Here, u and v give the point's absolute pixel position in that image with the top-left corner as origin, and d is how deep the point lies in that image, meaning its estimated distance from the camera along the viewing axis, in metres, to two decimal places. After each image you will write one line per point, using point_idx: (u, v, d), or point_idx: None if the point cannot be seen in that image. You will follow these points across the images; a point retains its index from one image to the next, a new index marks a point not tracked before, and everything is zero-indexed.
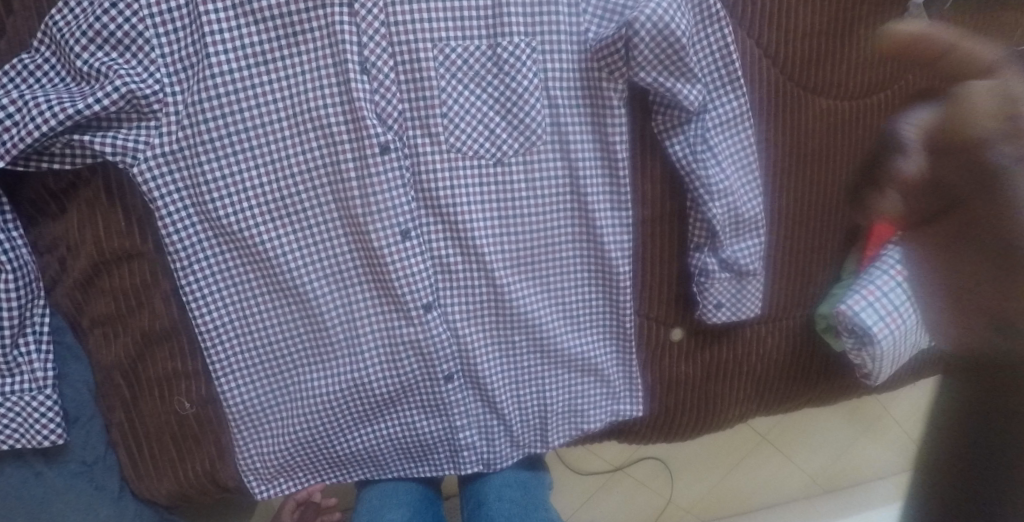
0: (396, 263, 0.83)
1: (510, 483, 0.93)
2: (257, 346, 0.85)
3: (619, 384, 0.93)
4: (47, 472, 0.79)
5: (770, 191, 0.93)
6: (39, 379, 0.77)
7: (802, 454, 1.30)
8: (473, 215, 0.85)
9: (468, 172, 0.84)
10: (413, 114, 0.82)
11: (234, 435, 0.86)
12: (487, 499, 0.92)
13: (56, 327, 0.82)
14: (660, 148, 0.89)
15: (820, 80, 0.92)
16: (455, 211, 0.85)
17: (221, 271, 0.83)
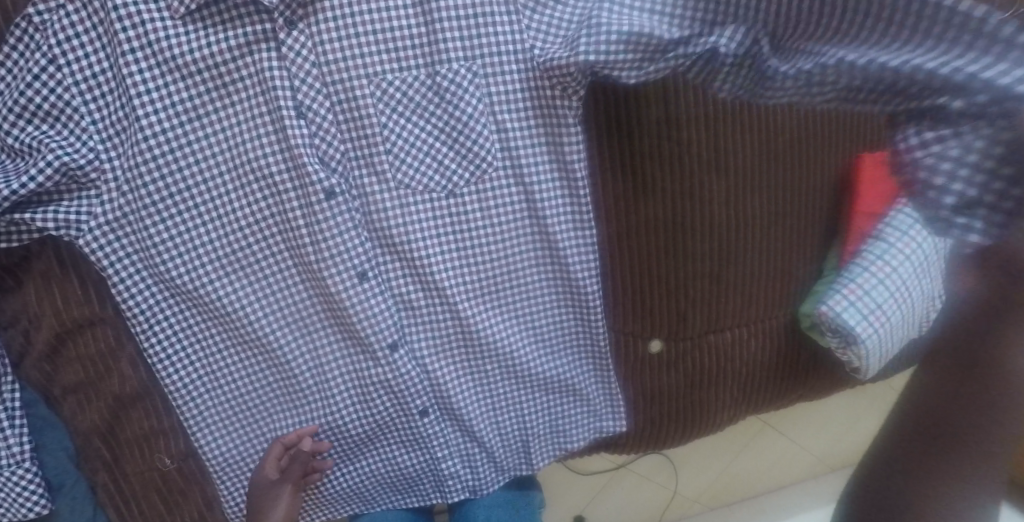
0: (357, 306, 0.82)
1: (500, 503, 0.93)
2: (229, 398, 0.85)
3: (598, 403, 0.91)
4: None
5: (743, 192, 0.88)
6: (16, 453, 0.78)
7: (805, 433, 1.29)
8: (429, 252, 0.83)
9: (422, 208, 0.82)
10: (358, 152, 0.79)
11: (218, 486, 0.87)
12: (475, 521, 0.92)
13: (28, 400, 0.82)
14: (618, 161, 0.85)
15: None
16: (412, 248, 0.82)
17: (183, 329, 0.82)
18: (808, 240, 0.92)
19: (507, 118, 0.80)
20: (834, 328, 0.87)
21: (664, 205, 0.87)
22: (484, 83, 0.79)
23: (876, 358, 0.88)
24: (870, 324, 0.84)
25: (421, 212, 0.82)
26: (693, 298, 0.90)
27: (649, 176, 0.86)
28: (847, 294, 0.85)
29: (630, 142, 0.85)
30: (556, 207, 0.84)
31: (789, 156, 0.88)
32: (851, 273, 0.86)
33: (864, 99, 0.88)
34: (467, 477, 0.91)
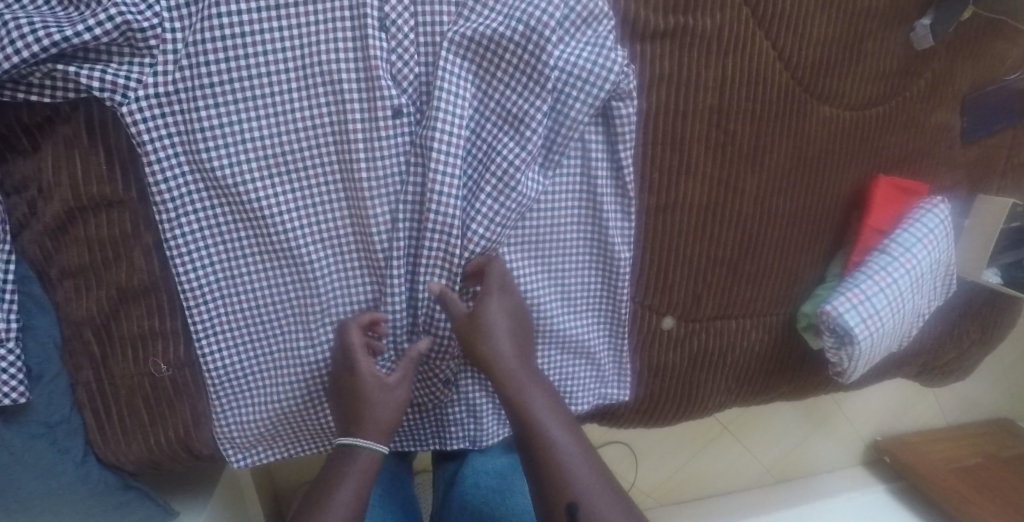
0: (392, 241, 0.78)
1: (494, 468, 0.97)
2: (242, 308, 0.79)
3: (608, 367, 0.92)
4: (4, 432, 0.74)
5: (773, 191, 0.93)
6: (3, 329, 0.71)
7: (752, 443, 1.44)
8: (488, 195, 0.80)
9: (484, 154, 0.81)
10: (429, 79, 0.78)
11: (212, 400, 0.81)
12: (463, 480, 0.96)
13: (22, 276, 0.75)
14: (671, 140, 0.87)
15: (827, 87, 0.93)
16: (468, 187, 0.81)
17: (210, 228, 0.76)
18: (817, 247, 0.98)
19: (607, 68, 0.78)
20: (833, 329, 0.93)
21: (702, 190, 0.90)
22: (574, 36, 0.79)
23: (863, 363, 0.95)
24: (867, 326, 0.91)
25: (485, 154, 0.81)
26: (710, 284, 0.94)
27: (694, 160, 0.89)
28: (850, 298, 0.91)
29: (685, 122, 0.87)
30: (608, 171, 0.85)
31: (813, 163, 0.95)
32: (855, 280, 0.93)
33: (886, 127, 0.96)
34: (469, 430, 0.90)
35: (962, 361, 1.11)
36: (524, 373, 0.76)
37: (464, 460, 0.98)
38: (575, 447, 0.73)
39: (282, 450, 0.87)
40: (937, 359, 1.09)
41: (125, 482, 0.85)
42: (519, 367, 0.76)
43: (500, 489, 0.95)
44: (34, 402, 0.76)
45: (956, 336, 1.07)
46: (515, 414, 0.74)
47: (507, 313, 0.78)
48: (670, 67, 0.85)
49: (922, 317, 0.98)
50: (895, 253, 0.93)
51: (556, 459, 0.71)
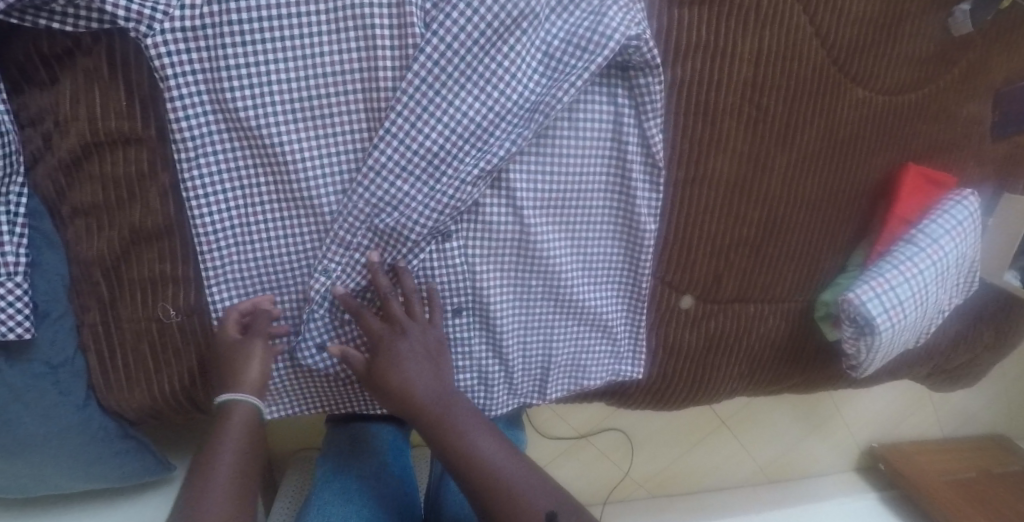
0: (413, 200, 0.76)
1: None
2: (258, 257, 0.77)
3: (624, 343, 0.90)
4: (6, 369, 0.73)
5: (799, 171, 0.92)
6: (11, 264, 0.69)
7: (752, 443, 1.41)
8: (500, 157, 0.76)
9: (503, 105, 0.75)
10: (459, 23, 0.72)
11: (221, 351, 0.79)
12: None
13: (33, 211, 0.74)
14: (703, 111, 0.85)
15: (862, 68, 0.91)
16: (437, 144, 0.75)
17: (229, 172, 0.74)
18: (842, 234, 0.96)
19: (607, 30, 0.74)
20: (853, 318, 0.91)
21: (730, 165, 0.89)
22: (565, 9, 0.76)
23: (880, 355, 0.93)
24: (888, 318, 0.89)
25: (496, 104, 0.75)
26: (732, 265, 0.93)
27: (726, 135, 0.87)
28: (874, 287, 0.90)
29: (717, 95, 0.86)
30: (638, 141, 0.82)
31: (844, 146, 0.93)
32: (879, 269, 0.91)
33: (917, 115, 0.95)
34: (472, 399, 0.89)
35: (970, 368, 1.09)
36: (448, 409, 0.74)
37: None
38: (512, 466, 0.72)
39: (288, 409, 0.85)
40: (950, 362, 1.07)
41: (127, 432, 0.85)
42: (441, 404, 0.74)
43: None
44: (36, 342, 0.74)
45: (970, 339, 1.05)
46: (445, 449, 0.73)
47: (415, 349, 0.74)
48: (705, 36, 0.84)
49: (942, 313, 0.96)
50: (921, 244, 0.91)
51: (491, 479, 0.71)
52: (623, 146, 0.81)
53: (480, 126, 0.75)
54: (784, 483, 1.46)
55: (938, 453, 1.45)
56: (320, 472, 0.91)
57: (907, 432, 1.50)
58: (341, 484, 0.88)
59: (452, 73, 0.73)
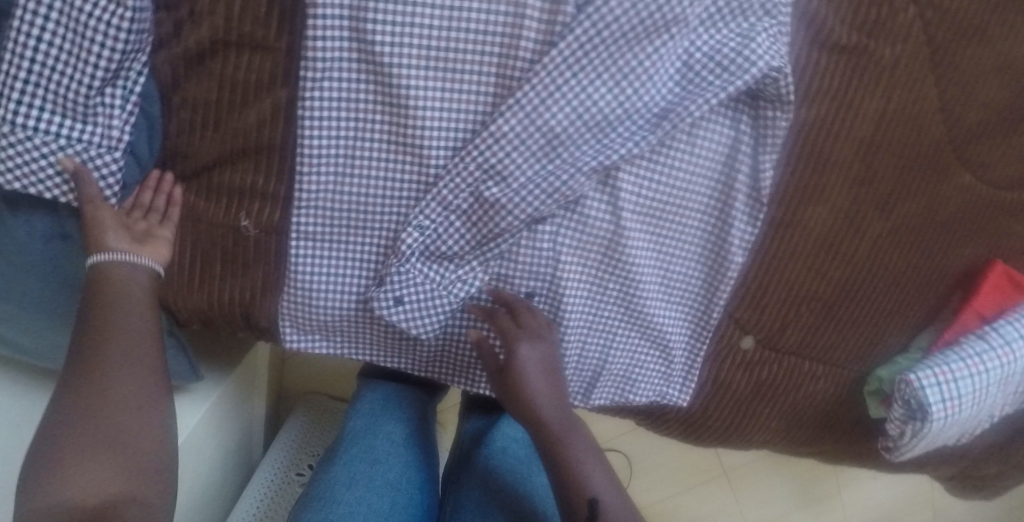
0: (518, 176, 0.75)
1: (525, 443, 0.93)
2: (351, 192, 0.76)
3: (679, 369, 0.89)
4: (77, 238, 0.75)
5: (888, 241, 0.91)
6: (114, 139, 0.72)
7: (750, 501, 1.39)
8: (619, 155, 0.75)
9: (634, 102, 0.73)
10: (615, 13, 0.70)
11: (290, 274, 0.79)
12: (493, 443, 0.92)
13: (145, 94, 0.74)
14: (814, 158, 0.85)
15: (974, 156, 0.91)
16: (562, 126, 0.73)
17: (347, 102, 0.73)
18: (913, 313, 0.95)
19: (752, 55, 0.73)
20: (907, 399, 0.90)
21: (826, 219, 0.88)
22: (721, 21, 0.74)
23: (924, 443, 0.91)
24: (942, 408, 0.87)
25: (629, 101, 0.73)
26: (801, 317, 0.92)
27: (830, 188, 0.87)
28: (937, 374, 0.87)
29: (831, 146, 0.85)
30: (748, 174, 0.81)
31: (938, 229, 0.92)
32: (946, 357, 0.89)
33: (1015, 215, 0.94)
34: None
35: (1000, 480, 1.04)
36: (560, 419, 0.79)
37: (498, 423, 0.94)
38: (606, 490, 0.78)
39: (337, 346, 0.86)
40: (981, 469, 1.03)
41: (168, 329, 0.86)
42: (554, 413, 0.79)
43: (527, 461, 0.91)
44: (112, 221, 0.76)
45: (1010, 455, 1.00)
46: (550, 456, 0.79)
47: (541, 360, 0.79)
48: (837, 85, 0.83)
49: (992, 417, 0.93)
50: (992, 343, 0.89)
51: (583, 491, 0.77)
52: (731, 173, 0.80)
53: (605, 117, 0.73)
54: None
55: None
56: (352, 418, 0.91)
57: None
58: (371, 434, 0.89)
59: (595, 58, 0.71)
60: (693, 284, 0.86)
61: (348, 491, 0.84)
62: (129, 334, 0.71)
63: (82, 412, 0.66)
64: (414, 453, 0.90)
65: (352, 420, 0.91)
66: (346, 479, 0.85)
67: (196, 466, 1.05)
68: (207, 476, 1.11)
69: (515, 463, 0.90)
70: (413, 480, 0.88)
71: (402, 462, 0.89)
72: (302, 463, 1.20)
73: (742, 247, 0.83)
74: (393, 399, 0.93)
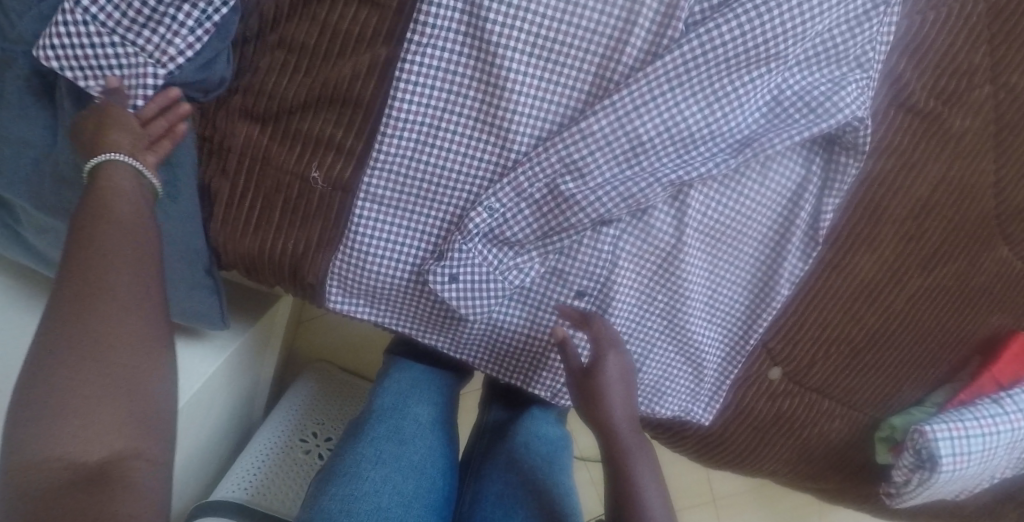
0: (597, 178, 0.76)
1: (543, 438, 0.95)
2: (428, 163, 0.76)
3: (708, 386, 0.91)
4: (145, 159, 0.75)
5: (923, 298, 0.94)
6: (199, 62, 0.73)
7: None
8: (699, 172, 0.76)
9: (721, 126, 0.75)
10: (722, 38, 0.72)
11: (350, 234, 0.79)
12: (515, 437, 0.94)
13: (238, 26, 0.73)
14: (869, 204, 0.88)
15: (1019, 232, 0.94)
16: (649, 135, 0.75)
17: (444, 73, 0.74)
18: (933, 370, 0.98)
19: (839, 103, 0.75)
20: (917, 449, 0.93)
21: (872, 265, 0.90)
22: (817, 64, 0.76)
23: (926, 492, 0.94)
24: (952, 462, 0.90)
25: (717, 124, 0.75)
26: (828, 356, 0.94)
27: (881, 235, 0.89)
28: (951, 429, 0.91)
29: (888, 196, 0.88)
30: (809, 212, 0.83)
31: (971, 294, 0.96)
32: (960, 414, 0.92)
33: None
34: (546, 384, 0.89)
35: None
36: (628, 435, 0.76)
37: (520, 417, 0.98)
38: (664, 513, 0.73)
39: (380, 314, 0.86)
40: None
41: (212, 268, 0.87)
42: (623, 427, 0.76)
43: (546, 457, 0.93)
44: (186, 151, 0.76)
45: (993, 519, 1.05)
46: (612, 466, 0.76)
47: (621, 372, 0.78)
48: (906, 141, 0.86)
49: (992, 479, 0.97)
50: (1007, 408, 0.92)
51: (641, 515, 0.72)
52: (796, 206, 0.82)
53: (690, 134, 0.75)
54: None
55: None
56: (381, 396, 0.95)
57: None
58: (399, 413, 0.92)
59: (694, 77, 0.73)
60: (736, 308, 0.88)
61: (374, 468, 0.84)
62: (123, 255, 0.61)
63: (46, 353, 0.55)
64: (439, 437, 0.93)
65: (381, 399, 0.94)
66: (373, 457, 0.86)
67: (206, 408, 1.05)
68: (213, 421, 1.10)
69: (535, 457, 0.92)
70: (436, 464, 0.90)
71: (427, 446, 0.91)
72: (306, 431, 1.19)
73: (790, 279, 0.85)
74: (423, 380, 0.98)
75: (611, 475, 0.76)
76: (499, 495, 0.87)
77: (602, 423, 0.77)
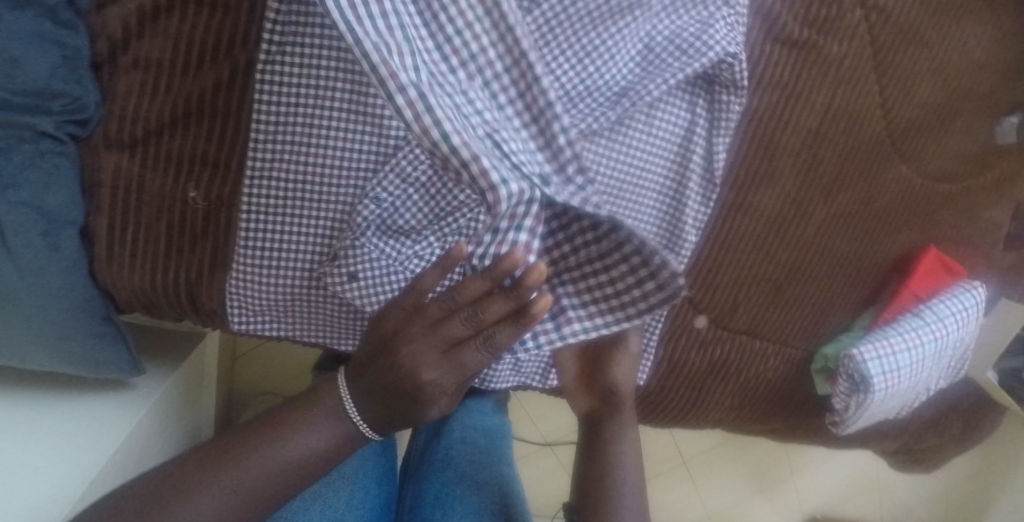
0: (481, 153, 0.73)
1: (477, 427, 0.93)
2: (306, 164, 0.74)
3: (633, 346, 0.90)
4: (7, 204, 0.70)
5: (831, 225, 0.95)
6: (49, 94, 0.69)
7: (706, 486, 1.41)
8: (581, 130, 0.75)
9: (592, 82, 0.76)
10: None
11: (241, 247, 0.77)
12: (450, 434, 0.92)
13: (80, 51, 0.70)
14: (762, 140, 0.88)
15: (911, 148, 0.95)
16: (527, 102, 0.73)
17: (305, 70, 0.71)
18: (854, 294, 0.99)
19: (708, 42, 0.75)
20: (851, 374, 0.94)
21: (775, 199, 0.91)
22: (679, 8, 0.77)
23: (866, 415, 0.95)
24: (882, 380, 0.92)
25: (591, 79, 0.75)
26: (750, 297, 0.94)
27: (780, 169, 0.90)
28: (878, 348, 0.92)
29: (777, 128, 0.88)
30: (702, 155, 0.83)
31: (876, 215, 0.97)
32: (885, 332, 0.94)
33: (945, 204, 0.99)
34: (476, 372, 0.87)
35: (938, 455, 1.10)
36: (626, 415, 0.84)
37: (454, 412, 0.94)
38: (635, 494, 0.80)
39: (289, 325, 0.83)
40: (920, 442, 1.07)
41: (110, 311, 0.82)
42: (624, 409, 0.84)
43: (484, 449, 0.91)
44: (53, 190, 0.72)
45: (942, 427, 1.06)
46: (594, 441, 0.82)
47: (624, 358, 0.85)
48: (787, 73, 0.87)
49: (928, 391, 0.99)
50: (926, 319, 0.95)
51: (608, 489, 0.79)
52: (687, 152, 0.82)
53: (567, 94, 0.75)
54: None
55: None
56: (307, 414, 0.92)
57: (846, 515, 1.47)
58: None
59: (559, 36, 0.74)
60: None
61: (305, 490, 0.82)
62: None
63: None
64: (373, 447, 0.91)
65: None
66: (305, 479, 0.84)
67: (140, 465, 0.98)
68: None
69: (473, 451, 0.91)
70: (371, 475, 0.88)
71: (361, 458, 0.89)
72: None
73: (695, 226, 0.85)
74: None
75: (589, 447, 0.82)
76: (438, 496, 0.86)
77: (603, 397, 0.84)
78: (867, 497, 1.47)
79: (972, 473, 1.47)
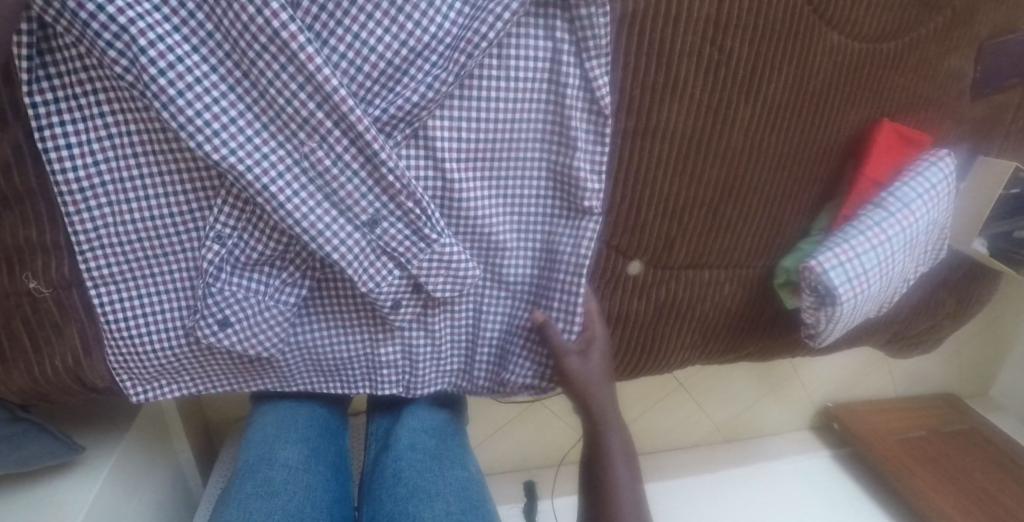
0: (311, 156, 0.66)
1: (426, 430, 0.87)
2: (134, 220, 0.67)
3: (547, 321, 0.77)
4: None
5: (763, 126, 0.83)
6: None
7: (713, 403, 1.34)
8: (413, 102, 0.67)
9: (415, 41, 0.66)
10: None
11: (103, 326, 0.70)
12: (397, 445, 0.85)
13: None
14: (654, 52, 0.76)
15: (838, 12, 0.81)
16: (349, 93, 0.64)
17: (93, 121, 0.64)
18: (807, 194, 0.89)
19: None
20: (814, 287, 0.84)
21: (686, 114, 0.79)
22: None
23: (840, 325, 0.86)
24: (851, 288, 0.82)
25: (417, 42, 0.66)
26: (687, 226, 0.85)
27: (683, 79, 0.78)
28: (839, 254, 0.82)
29: (669, 35, 0.76)
30: (579, 85, 0.72)
31: (814, 101, 0.84)
32: (845, 234, 0.83)
33: (893, 64, 0.85)
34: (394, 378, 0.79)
35: (929, 334, 1.03)
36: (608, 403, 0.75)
37: (398, 418, 0.89)
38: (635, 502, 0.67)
39: (188, 386, 0.77)
40: (912, 330, 1.00)
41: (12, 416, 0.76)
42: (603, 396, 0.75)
43: (435, 455, 0.84)
44: None
45: (931, 308, 0.98)
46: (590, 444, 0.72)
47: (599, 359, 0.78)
48: None
49: (909, 281, 0.90)
50: (891, 209, 0.83)
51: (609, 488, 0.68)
52: (559, 89, 0.72)
53: (390, 64, 0.66)
54: (740, 442, 1.39)
55: (897, 412, 1.39)
56: (246, 453, 0.82)
57: (862, 393, 1.42)
58: (264, 465, 0.79)
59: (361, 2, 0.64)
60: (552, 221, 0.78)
61: None
62: None
63: None
64: (319, 472, 0.80)
65: (246, 454, 0.82)
66: None
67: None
68: None
69: (424, 461, 0.82)
70: (320, 505, 0.76)
71: (302, 488, 0.77)
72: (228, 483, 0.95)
73: (596, 159, 0.75)
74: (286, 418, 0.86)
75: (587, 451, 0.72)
76: (392, 514, 0.75)
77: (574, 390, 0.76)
78: (880, 372, 1.40)
79: (981, 326, 1.38)
